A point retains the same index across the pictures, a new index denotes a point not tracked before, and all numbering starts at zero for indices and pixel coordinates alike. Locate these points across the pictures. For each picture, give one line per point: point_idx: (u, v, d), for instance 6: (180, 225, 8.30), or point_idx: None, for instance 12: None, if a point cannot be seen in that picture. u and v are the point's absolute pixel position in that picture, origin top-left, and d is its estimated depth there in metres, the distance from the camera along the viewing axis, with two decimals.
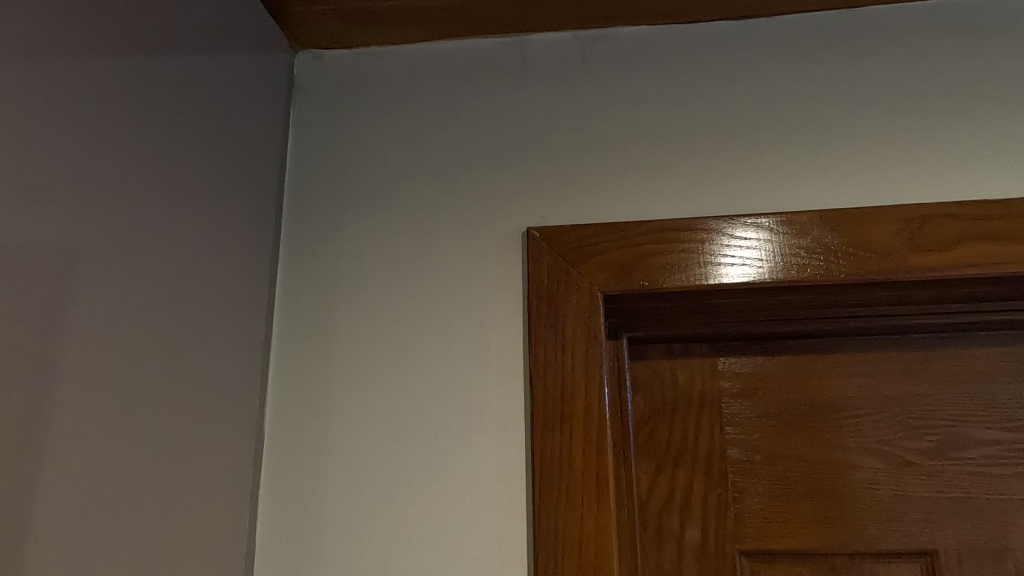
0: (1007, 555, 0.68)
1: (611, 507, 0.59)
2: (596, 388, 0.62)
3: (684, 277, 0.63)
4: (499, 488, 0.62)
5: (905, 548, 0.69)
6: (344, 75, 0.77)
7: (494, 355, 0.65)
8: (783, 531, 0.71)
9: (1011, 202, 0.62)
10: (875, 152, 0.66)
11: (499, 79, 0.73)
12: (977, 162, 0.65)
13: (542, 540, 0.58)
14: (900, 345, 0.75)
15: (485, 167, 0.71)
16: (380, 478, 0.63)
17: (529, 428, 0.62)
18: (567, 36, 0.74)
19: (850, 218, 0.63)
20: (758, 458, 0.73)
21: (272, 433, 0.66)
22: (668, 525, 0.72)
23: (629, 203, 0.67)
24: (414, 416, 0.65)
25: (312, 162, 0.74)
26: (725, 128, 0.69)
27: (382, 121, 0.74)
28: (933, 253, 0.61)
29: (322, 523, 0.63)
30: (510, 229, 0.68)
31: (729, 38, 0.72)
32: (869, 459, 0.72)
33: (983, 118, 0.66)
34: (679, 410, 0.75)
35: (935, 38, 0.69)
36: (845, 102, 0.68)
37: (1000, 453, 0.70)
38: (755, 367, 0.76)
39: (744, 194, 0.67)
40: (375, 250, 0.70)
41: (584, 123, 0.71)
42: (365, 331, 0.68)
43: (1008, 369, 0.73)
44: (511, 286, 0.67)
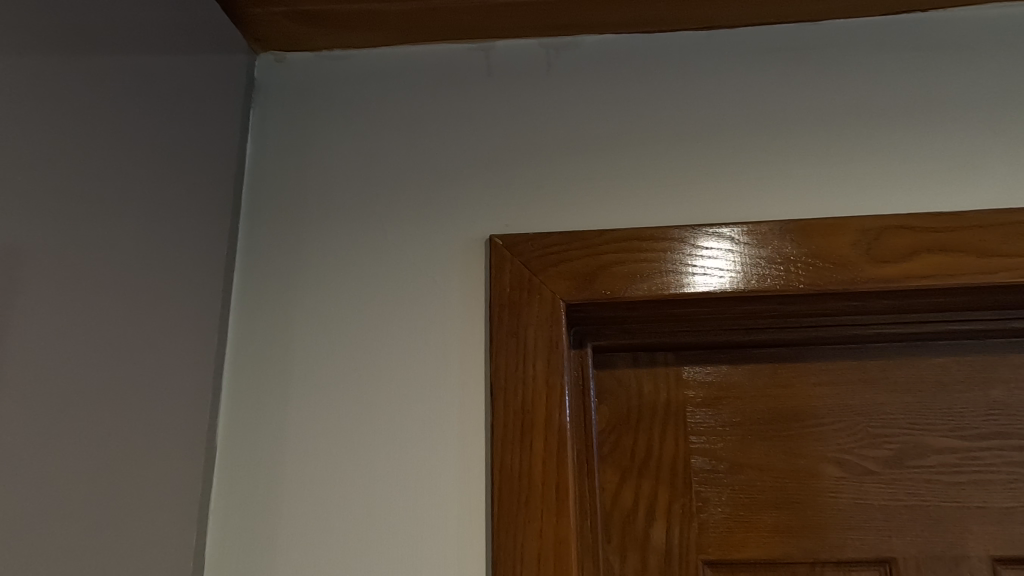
0: (962, 561, 0.69)
1: (570, 519, 0.58)
2: (558, 399, 0.61)
3: (648, 286, 0.63)
4: (458, 501, 0.61)
5: (864, 556, 0.70)
6: (306, 78, 0.75)
7: (456, 365, 0.64)
8: (747, 540, 0.71)
9: (964, 214, 0.63)
10: (834, 163, 0.67)
11: (464, 85, 0.73)
12: (932, 175, 0.66)
13: (500, 554, 0.57)
14: (860, 354, 0.76)
15: (449, 173, 0.70)
16: (337, 492, 0.62)
17: (490, 440, 0.61)
18: (532, 43, 0.74)
19: (811, 229, 0.64)
20: (722, 467, 0.73)
21: (225, 445, 0.64)
22: (632, 534, 0.72)
23: (594, 211, 0.67)
24: (373, 427, 0.63)
25: (272, 166, 0.73)
26: (688, 138, 0.69)
27: (345, 125, 0.73)
28: (892, 264, 0.62)
29: (275, 539, 0.61)
30: (473, 236, 0.67)
31: (693, 48, 0.72)
32: (831, 468, 0.72)
33: (937, 132, 0.67)
34: (644, 419, 0.75)
35: (893, 52, 0.70)
36: (807, 114, 0.69)
37: (956, 460, 0.72)
38: (718, 376, 0.76)
39: (706, 204, 0.67)
40: (335, 258, 0.68)
41: (550, 131, 0.70)
42: (324, 340, 0.66)
43: (962, 378, 0.74)
44: (473, 294, 0.66)
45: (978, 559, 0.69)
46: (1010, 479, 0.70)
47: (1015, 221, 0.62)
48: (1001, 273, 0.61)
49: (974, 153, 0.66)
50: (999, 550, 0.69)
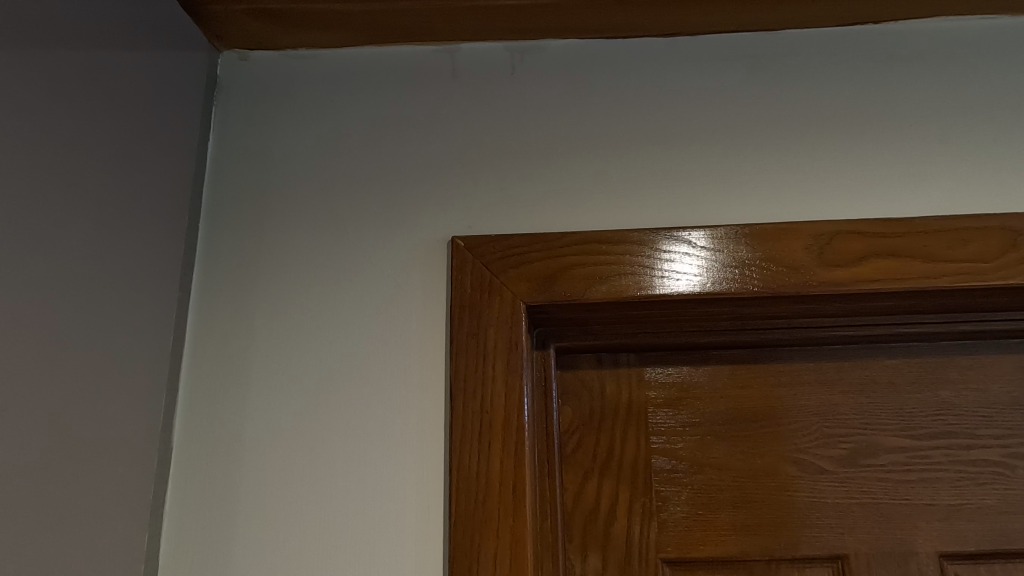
0: (910, 558, 0.71)
1: (526, 519, 0.58)
2: (516, 399, 0.61)
3: (606, 289, 0.64)
4: (417, 501, 0.61)
5: (818, 553, 0.72)
6: (270, 76, 0.75)
7: (416, 365, 0.64)
8: (705, 538, 0.72)
9: (911, 221, 0.65)
10: (789, 169, 0.69)
11: (429, 86, 0.73)
12: (881, 182, 0.68)
13: (457, 554, 0.58)
14: (815, 355, 0.77)
15: (412, 174, 0.70)
16: (294, 493, 0.61)
17: (448, 441, 0.62)
18: (497, 46, 0.74)
19: (765, 233, 0.65)
20: (681, 467, 0.74)
21: (181, 445, 0.63)
22: (594, 534, 0.73)
23: (556, 213, 0.68)
24: (334, 429, 0.63)
25: (234, 164, 0.72)
26: (648, 142, 0.70)
27: (308, 125, 0.73)
28: (842, 268, 0.64)
29: (231, 542, 0.61)
30: (436, 238, 0.68)
31: (655, 54, 0.73)
32: (788, 467, 0.74)
33: (887, 140, 0.69)
34: (606, 419, 0.76)
35: (847, 61, 0.72)
36: (766, 120, 0.70)
37: (906, 459, 0.74)
38: (679, 377, 0.77)
39: (665, 208, 0.68)
40: (295, 259, 0.68)
41: (514, 135, 0.71)
42: (284, 341, 0.66)
43: (913, 379, 0.76)
44: (434, 295, 0.66)
45: (926, 556, 0.71)
46: (956, 476, 0.73)
47: (959, 228, 0.64)
48: (947, 277, 0.63)
49: (922, 161, 0.68)
50: (946, 546, 0.71)
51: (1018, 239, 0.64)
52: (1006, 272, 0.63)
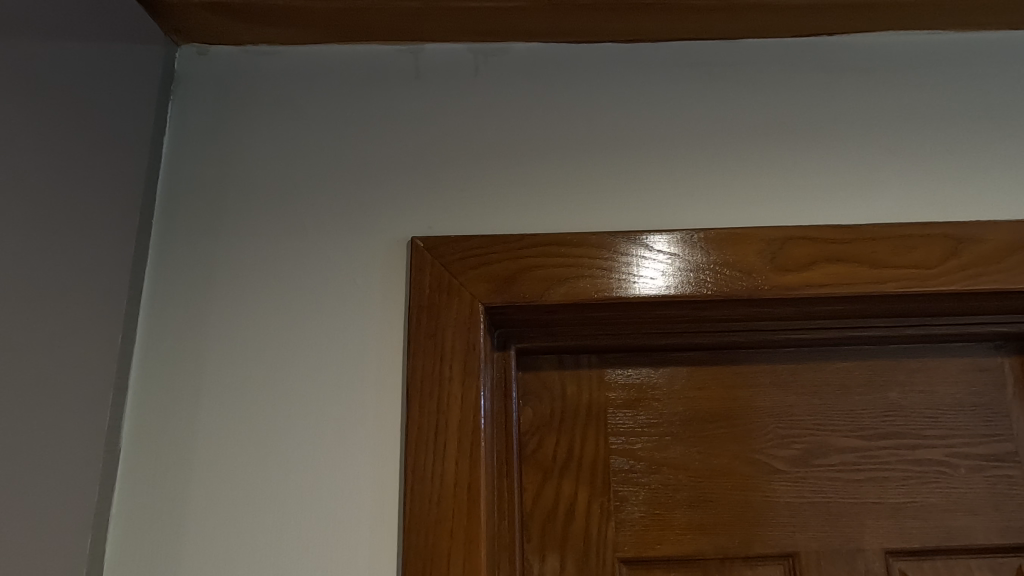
0: (858, 555, 0.73)
1: (481, 519, 0.59)
2: (472, 399, 0.61)
3: (564, 291, 0.64)
4: (372, 501, 0.60)
5: (770, 551, 0.73)
6: (229, 72, 0.74)
7: (374, 366, 0.64)
8: (661, 538, 0.73)
9: (859, 228, 0.67)
10: (745, 175, 0.70)
11: (391, 86, 0.73)
12: (833, 190, 0.70)
13: (410, 554, 0.58)
14: (771, 358, 0.79)
15: (372, 173, 0.70)
16: (246, 495, 0.61)
17: (404, 442, 0.61)
18: (461, 47, 0.74)
19: (720, 238, 0.66)
20: (640, 467, 0.75)
21: (130, 446, 0.62)
22: (552, 534, 0.73)
23: (517, 216, 0.68)
24: (288, 431, 0.62)
25: (190, 161, 0.71)
26: (609, 146, 0.71)
27: (267, 123, 0.72)
28: (793, 272, 0.65)
29: (179, 545, 0.59)
30: (396, 238, 0.67)
31: (617, 59, 0.74)
32: (743, 467, 0.75)
33: (839, 150, 0.71)
34: (567, 419, 0.77)
35: (802, 71, 0.74)
36: (724, 127, 0.72)
37: (855, 459, 0.76)
38: (639, 379, 0.78)
39: (624, 211, 0.69)
40: (252, 258, 0.67)
41: (477, 136, 0.71)
42: (237, 342, 0.65)
43: (863, 382, 0.78)
44: (393, 295, 0.66)
45: (873, 553, 0.73)
46: (902, 476, 0.75)
47: (904, 235, 0.67)
48: (892, 282, 0.65)
49: (871, 170, 0.71)
50: (892, 543, 0.74)
51: (960, 246, 0.66)
52: (947, 279, 0.65)
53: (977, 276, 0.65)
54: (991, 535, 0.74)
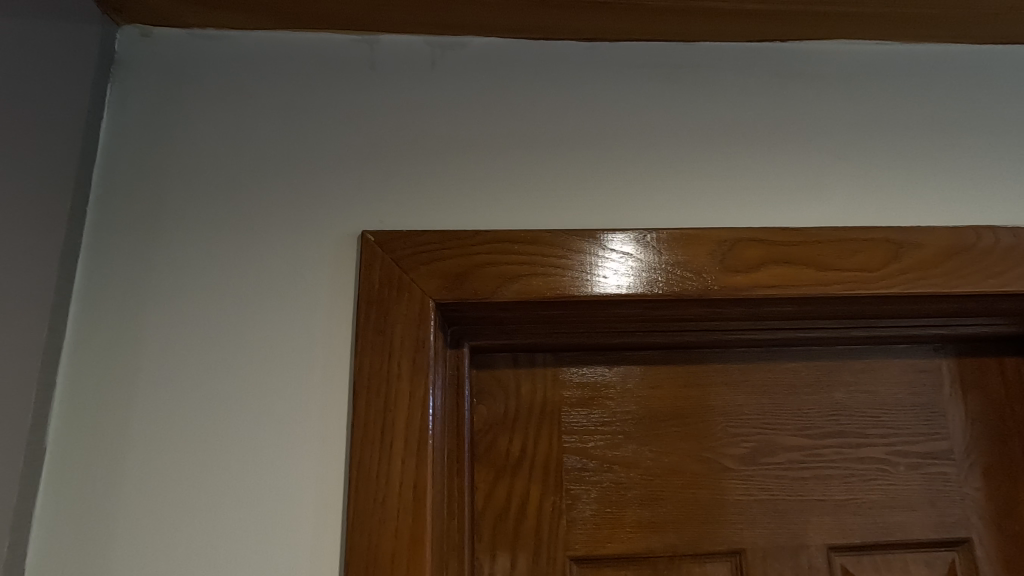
0: (802, 551, 0.75)
1: (427, 518, 0.57)
2: (421, 397, 0.60)
3: (517, 289, 0.64)
4: (315, 502, 0.59)
5: (718, 548, 0.74)
6: (174, 56, 0.71)
7: (321, 364, 0.62)
8: (612, 536, 0.74)
9: (807, 231, 0.68)
10: (698, 177, 0.71)
11: (344, 77, 0.71)
12: (783, 194, 0.71)
13: (352, 555, 0.56)
14: (723, 358, 0.80)
15: (323, 165, 0.68)
16: (181, 495, 0.58)
17: (349, 441, 0.60)
18: (418, 40, 0.73)
19: (673, 239, 0.67)
20: (593, 465, 0.75)
21: (57, 444, 0.59)
22: (503, 533, 0.73)
23: (471, 212, 0.67)
24: (228, 429, 0.60)
25: (129, 148, 0.68)
26: (565, 145, 0.71)
27: (214, 111, 0.69)
28: (742, 274, 0.66)
29: (107, 548, 0.57)
30: (346, 232, 0.66)
31: (576, 58, 0.74)
32: (693, 465, 0.76)
33: (790, 155, 0.73)
34: (521, 419, 0.76)
35: (756, 76, 0.75)
36: (678, 129, 0.73)
37: (802, 458, 0.78)
38: (594, 378, 0.78)
39: (579, 210, 0.69)
40: (194, 250, 0.65)
41: (432, 131, 0.70)
42: (176, 336, 0.62)
43: (810, 382, 0.80)
44: (342, 291, 0.64)
45: (816, 549, 0.75)
46: (845, 473, 0.77)
47: (849, 239, 0.68)
48: (836, 285, 0.66)
49: (820, 175, 0.72)
50: (834, 539, 0.75)
51: (900, 251, 0.68)
52: (888, 282, 0.67)
53: (916, 280, 0.67)
54: (927, 530, 0.76)
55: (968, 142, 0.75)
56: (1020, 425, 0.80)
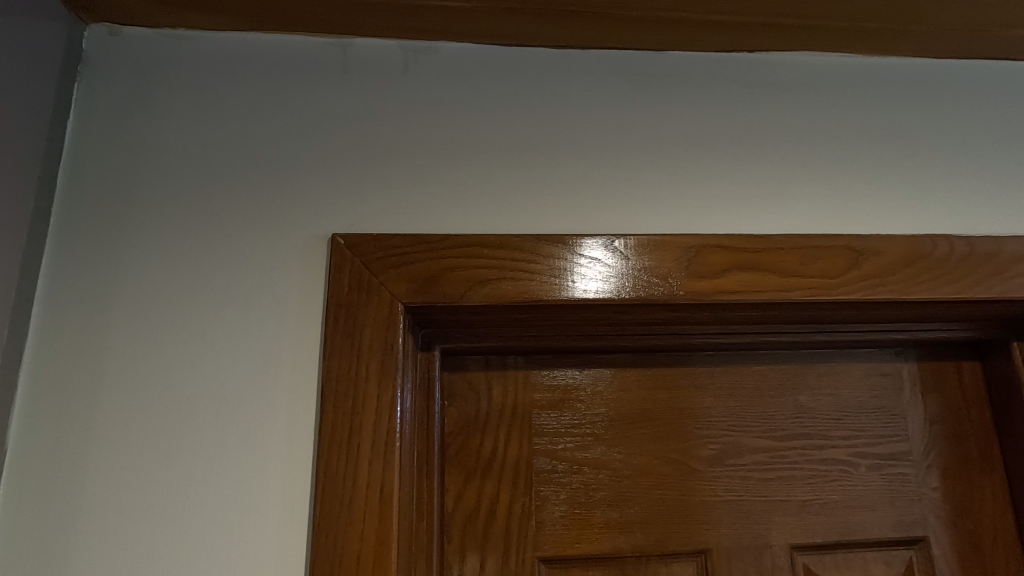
0: (765, 551, 0.77)
1: (393, 519, 0.58)
2: (388, 399, 0.61)
3: (486, 292, 0.64)
4: (281, 505, 0.59)
5: (684, 548, 0.76)
6: (143, 55, 0.70)
7: (289, 366, 0.62)
8: (580, 537, 0.75)
9: (771, 238, 0.70)
10: (666, 183, 0.72)
11: (317, 79, 0.71)
12: (749, 201, 0.73)
13: (317, 558, 0.56)
14: (690, 361, 0.82)
15: (294, 167, 0.68)
16: (146, 496, 0.58)
17: (317, 443, 0.60)
18: (392, 44, 0.74)
19: (641, 244, 0.68)
20: (562, 467, 0.76)
21: (17, 447, 0.58)
22: (472, 534, 0.73)
23: (442, 216, 0.68)
24: (194, 430, 0.60)
25: (96, 147, 0.67)
26: (536, 150, 0.72)
27: (183, 111, 0.69)
28: (707, 279, 0.67)
29: (68, 550, 0.56)
30: (316, 234, 0.66)
31: (548, 64, 0.75)
32: (661, 466, 0.78)
33: (756, 163, 0.74)
34: (492, 421, 0.77)
35: (725, 85, 0.77)
36: (648, 136, 0.74)
37: (766, 459, 0.79)
38: (565, 381, 0.79)
39: (549, 215, 0.69)
40: (160, 252, 0.64)
41: (405, 134, 0.70)
42: (142, 338, 0.62)
43: (776, 385, 0.82)
44: (311, 293, 0.64)
45: (778, 548, 0.77)
46: (808, 474, 0.79)
47: (812, 245, 0.70)
48: (798, 290, 0.68)
49: (785, 183, 0.74)
50: (796, 538, 0.77)
51: (860, 258, 0.70)
52: (848, 288, 0.69)
53: (875, 286, 0.69)
54: (886, 530, 0.79)
55: (927, 153, 0.77)
56: (976, 426, 0.82)
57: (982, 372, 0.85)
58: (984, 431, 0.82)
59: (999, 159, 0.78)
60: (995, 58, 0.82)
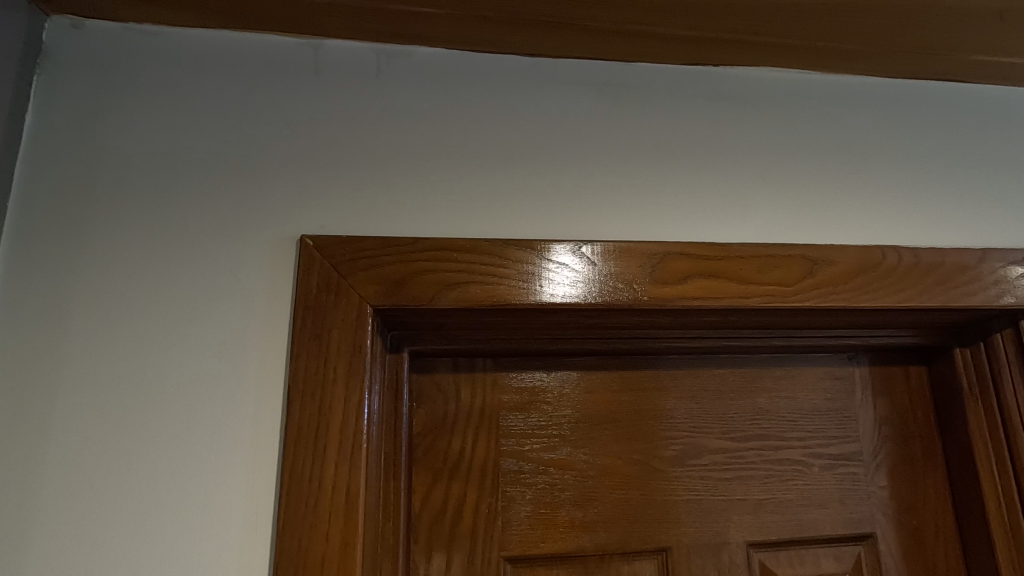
0: (723, 548, 0.79)
1: (358, 521, 0.58)
2: (356, 401, 0.61)
3: (454, 296, 0.65)
4: (245, 506, 0.59)
5: (645, 547, 0.78)
6: (107, 50, 0.69)
7: (255, 366, 0.62)
8: (545, 536, 0.76)
9: (731, 246, 0.73)
10: (633, 192, 0.74)
11: (287, 80, 0.71)
12: (711, 210, 0.75)
13: (281, 559, 0.56)
14: (654, 364, 0.84)
15: (263, 168, 0.67)
16: (106, 497, 0.57)
17: (282, 445, 0.60)
18: (364, 46, 0.74)
19: (608, 251, 0.70)
20: (529, 468, 0.78)
21: None
22: (439, 534, 0.74)
23: (412, 219, 0.68)
24: (157, 430, 0.59)
25: (57, 143, 0.65)
26: (507, 157, 0.73)
27: (149, 108, 0.68)
28: (670, 285, 0.70)
29: (23, 553, 0.55)
30: (284, 236, 0.66)
31: (519, 72, 0.76)
32: (625, 467, 0.80)
33: (719, 174, 0.77)
34: (460, 422, 0.78)
35: (690, 97, 0.80)
36: (616, 145, 0.76)
37: (725, 459, 0.82)
38: (533, 383, 0.81)
39: (518, 220, 0.71)
40: (124, 250, 0.63)
41: (376, 137, 0.71)
42: (103, 337, 0.61)
43: (736, 387, 0.85)
44: (279, 295, 0.64)
45: (736, 545, 0.80)
46: (765, 474, 0.82)
47: (770, 254, 0.73)
48: (756, 297, 0.71)
49: (746, 194, 0.77)
50: (753, 536, 0.80)
51: (814, 267, 0.73)
52: (802, 296, 0.72)
53: (827, 294, 0.72)
54: (836, 527, 0.82)
55: (879, 168, 0.81)
56: (921, 428, 0.87)
57: (928, 376, 0.89)
58: (929, 432, 0.87)
59: (945, 176, 0.82)
60: (944, 79, 0.87)
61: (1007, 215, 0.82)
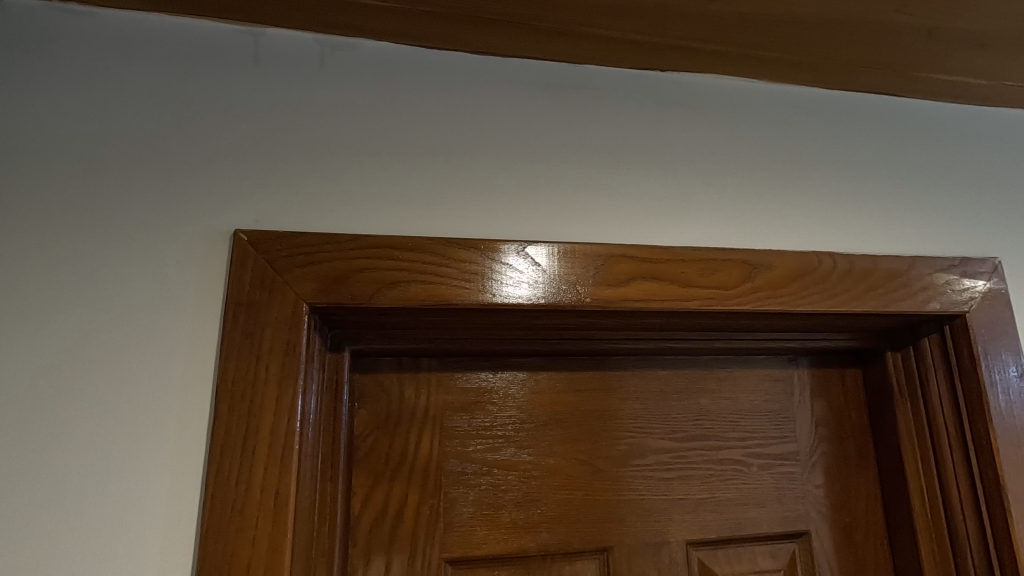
0: (664, 547, 0.80)
1: (288, 526, 0.56)
2: (289, 401, 0.59)
3: (394, 295, 0.64)
4: (165, 510, 0.56)
5: (587, 547, 0.78)
6: (27, 29, 0.65)
7: (181, 364, 0.59)
8: (487, 537, 0.75)
9: (674, 249, 0.74)
10: (580, 193, 0.75)
11: (224, 68, 0.68)
12: (656, 213, 0.76)
13: (203, 566, 0.54)
14: (601, 365, 0.85)
15: (196, 158, 0.65)
16: (13, 500, 0.54)
17: (209, 445, 0.58)
18: (307, 37, 0.72)
19: (553, 252, 0.70)
20: (472, 468, 0.77)
21: None
22: (378, 537, 0.73)
23: (352, 215, 0.67)
24: (71, 430, 0.56)
25: None
26: (452, 154, 0.72)
27: (72, 91, 0.64)
28: (613, 287, 0.70)
29: None
30: (216, 230, 0.63)
31: (467, 70, 0.76)
32: (568, 467, 0.80)
33: (664, 177, 0.78)
34: (403, 423, 0.77)
35: (638, 101, 0.80)
36: (563, 146, 0.76)
37: (668, 460, 0.83)
38: (479, 384, 0.80)
39: (462, 218, 0.70)
40: (39, 240, 0.60)
41: (317, 130, 0.69)
42: (14, 332, 0.57)
43: (679, 388, 0.86)
44: (209, 291, 0.62)
45: (675, 544, 0.81)
46: (705, 474, 0.84)
47: (712, 258, 0.74)
48: (696, 300, 0.72)
49: (690, 198, 0.78)
50: (692, 534, 0.82)
51: (753, 271, 0.75)
52: (741, 299, 0.73)
53: (765, 298, 0.74)
54: (773, 524, 0.84)
55: (818, 176, 0.84)
56: (855, 428, 0.90)
57: (863, 378, 0.92)
58: (862, 432, 0.90)
59: (880, 185, 0.85)
60: (880, 92, 0.90)
61: (936, 224, 0.86)
